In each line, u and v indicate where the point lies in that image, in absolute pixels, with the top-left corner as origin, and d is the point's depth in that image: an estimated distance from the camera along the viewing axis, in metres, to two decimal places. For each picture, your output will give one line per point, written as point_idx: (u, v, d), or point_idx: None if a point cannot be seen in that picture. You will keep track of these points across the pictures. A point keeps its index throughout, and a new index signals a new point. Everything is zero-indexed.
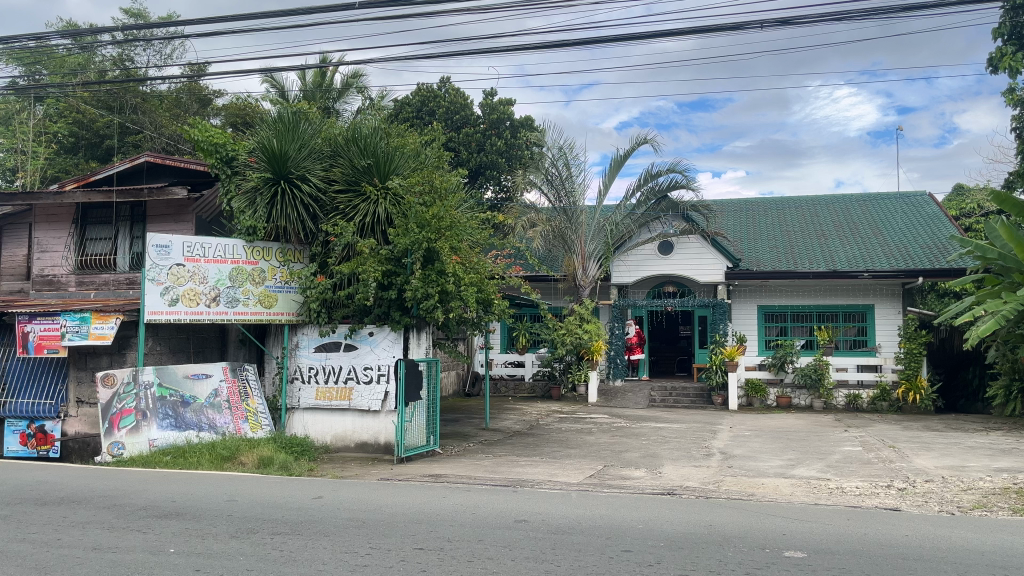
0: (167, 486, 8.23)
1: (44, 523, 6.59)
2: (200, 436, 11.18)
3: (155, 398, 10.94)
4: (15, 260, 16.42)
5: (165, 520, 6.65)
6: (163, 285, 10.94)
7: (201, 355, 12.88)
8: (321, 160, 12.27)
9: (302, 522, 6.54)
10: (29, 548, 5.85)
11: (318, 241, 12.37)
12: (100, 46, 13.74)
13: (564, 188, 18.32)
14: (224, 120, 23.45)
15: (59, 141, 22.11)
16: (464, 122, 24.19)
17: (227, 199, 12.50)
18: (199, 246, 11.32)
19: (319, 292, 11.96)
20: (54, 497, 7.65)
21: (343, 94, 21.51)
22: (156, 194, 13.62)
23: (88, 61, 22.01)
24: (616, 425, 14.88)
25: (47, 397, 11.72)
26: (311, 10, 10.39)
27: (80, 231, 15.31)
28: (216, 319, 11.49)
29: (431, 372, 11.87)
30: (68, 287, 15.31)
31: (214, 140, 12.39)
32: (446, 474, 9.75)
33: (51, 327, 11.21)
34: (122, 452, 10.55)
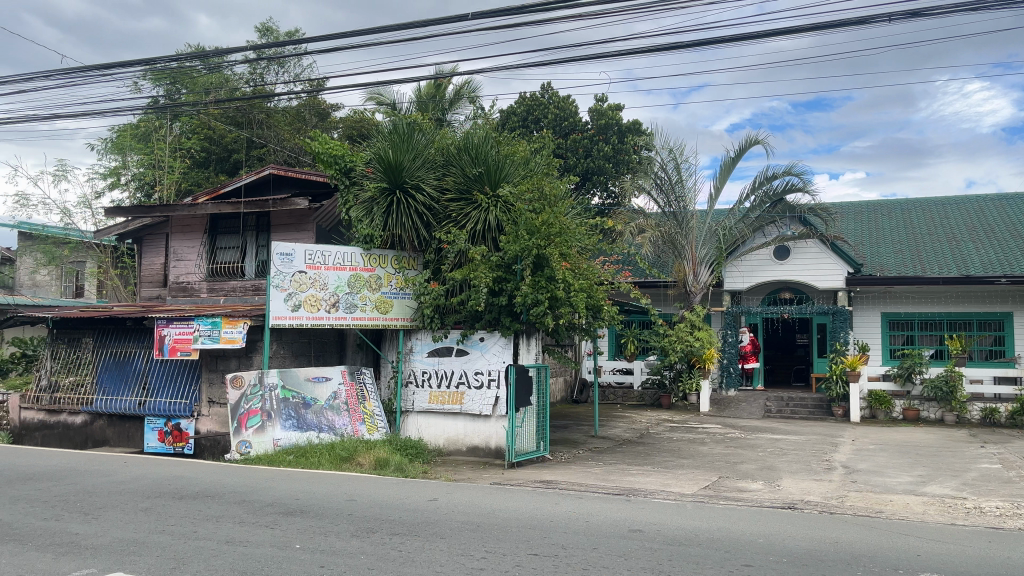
0: (291, 484, 8.60)
1: (181, 516, 7.02)
2: (321, 437, 11.62)
3: (279, 399, 11.45)
4: (153, 269, 17.61)
5: (290, 517, 6.95)
6: (287, 291, 11.45)
7: (321, 358, 13.41)
8: (434, 170, 12.55)
9: (419, 523, 6.69)
10: (168, 539, 6.23)
11: (431, 248, 12.64)
12: (231, 66, 14.56)
13: (674, 192, 17.96)
14: (342, 133, 24.36)
15: (192, 155, 23.62)
16: (572, 128, 24.20)
17: (346, 209, 12.95)
18: (319, 254, 11.79)
19: (432, 298, 12.25)
20: (190, 491, 8.13)
21: (454, 104, 21.95)
22: (280, 204, 14.27)
23: (219, 79, 23.39)
24: (730, 436, 14.49)
25: (182, 396, 12.50)
26: (426, 22, 10.67)
27: (211, 240, 16.24)
28: (335, 324, 11.93)
29: (541, 378, 11.87)
30: (200, 294, 16.25)
31: (333, 152, 12.90)
32: (557, 481, 9.75)
33: (185, 330, 11.91)
34: (250, 451, 11.08)
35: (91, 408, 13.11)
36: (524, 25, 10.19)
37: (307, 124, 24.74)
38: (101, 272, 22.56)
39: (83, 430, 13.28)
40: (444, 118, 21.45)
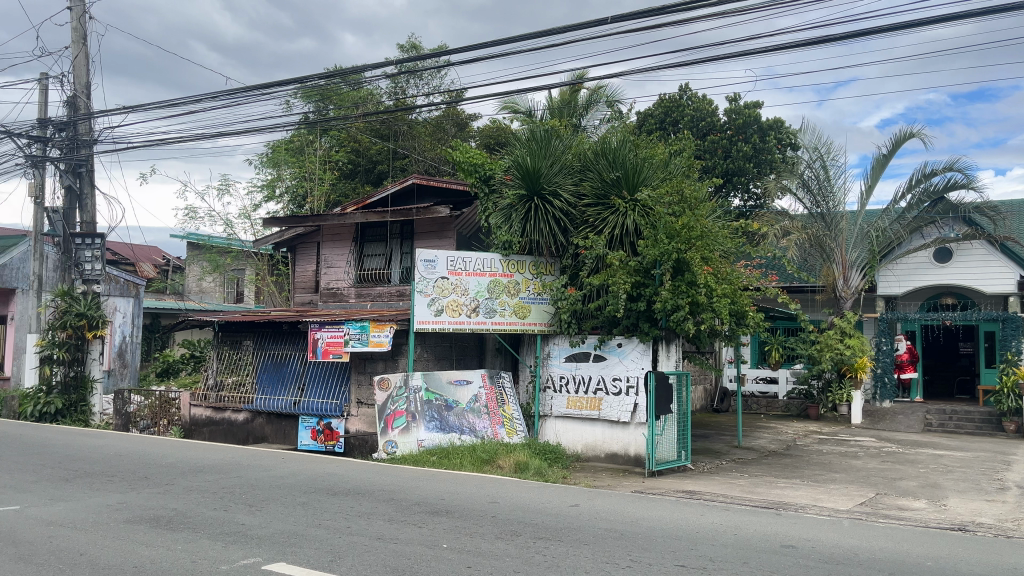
0: (436, 485, 8.84)
1: (336, 512, 7.36)
2: (462, 438, 11.86)
3: (423, 401, 11.80)
4: (306, 275, 18.61)
5: (437, 517, 7.13)
6: (430, 296, 11.80)
7: (462, 361, 13.72)
8: (571, 176, 12.55)
9: (562, 528, 6.70)
10: (326, 533, 6.54)
11: (569, 254, 12.62)
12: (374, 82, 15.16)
13: (822, 192, 17.09)
14: (479, 142, 24.88)
15: (340, 167, 24.79)
16: (710, 129, 23.60)
17: (486, 216, 13.18)
18: (461, 260, 12.06)
19: (570, 303, 12.24)
20: (343, 487, 8.52)
21: (589, 109, 21.92)
22: (422, 213, 14.73)
23: (364, 94, 24.49)
24: (887, 450, 13.61)
25: (333, 397, 13.16)
26: (565, 29, 10.71)
27: (358, 248, 16.97)
28: (476, 328, 12.18)
29: (682, 385, 11.59)
30: (349, 299, 17.00)
31: (473, 160, 13.07)
32: (701, 491, 9.50)
33: (337, 333, 12.54)
34: (396, 450, 11.40)
35: (252, 406, 13.99)
36: (664, 26, 10.00)
37: (447, 134, 25.40)
38: (259, 279, 24.10)
39: (245, 426, 14.15)
40: (579, 123, 21.43)
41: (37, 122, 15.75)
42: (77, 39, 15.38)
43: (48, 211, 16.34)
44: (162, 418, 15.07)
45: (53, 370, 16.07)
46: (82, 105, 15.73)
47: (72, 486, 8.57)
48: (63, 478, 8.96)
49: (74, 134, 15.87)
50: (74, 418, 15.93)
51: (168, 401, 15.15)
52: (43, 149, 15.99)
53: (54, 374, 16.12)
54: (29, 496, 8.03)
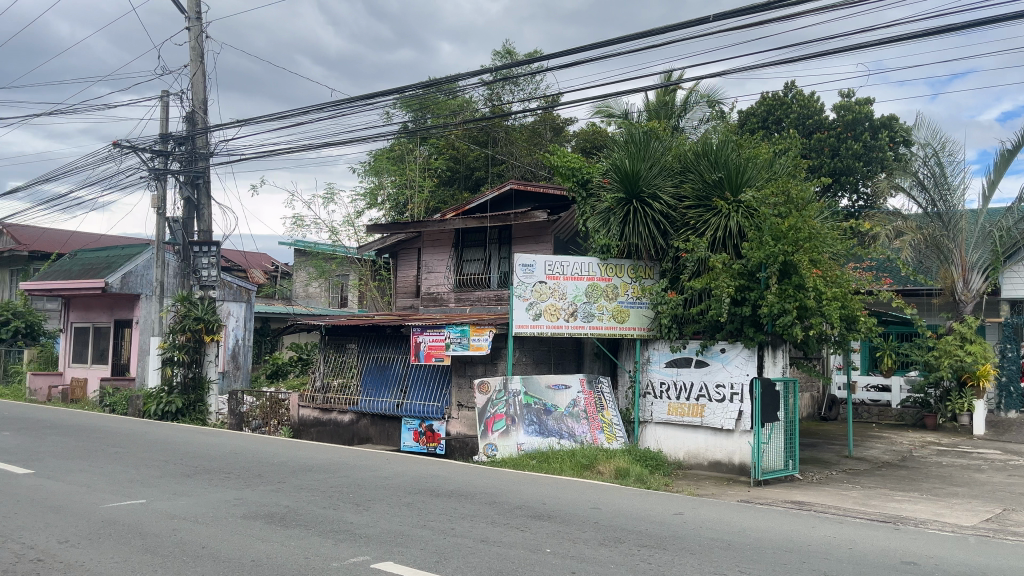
0: (537, 489, 8.85)
1: (440, 513, 7.46)
2: (562, 443, 11.83)
3: (522, 405, 11.85)
4: (408, 280, 19.03)
5: (539, 521, 7.13)
6: (528, 300, 11.85)
7: (561, 366, 13.70)
8: (671, 178, 12.35)
9: (666, 537, 6.57)
10: (430, 534, 6.63)
11: (669, 257, 12.42)
12: (470, 90, 15.35)
13: (939, 189, 16.13)
14: (576, 146, 24.85)
15: (439, 174, 25.25)
16: (817, 127, 22.83)
17: (583, 220, 13.11)
18: (559, 265, 12.05)
19: (670, 308, 12.03)
20: (445, 489, 8.63)
21: (688, 110, 21.52)
22: (521, 218, 14.82)
23: (462, 102, 24.85)
24: (1014, 463, 12.76)
25: (434, 399, 13.36)
26: (665, 29, 10.54)
27: (457, 253, 17.21)
28: (574, 333, 12.14)
29: (789, 392, 11.19)
30: (448, 303, 17.26)
31: (571, 165, 13.08)
32: (811, 502, 9.15)
33: (438, 337, 12.75)
34: (496, 453, 11.52)
35: (356, 408, 14.40)
36: (769, 22, 9.70)
37: (543, 139, 25.47)
38: (363, 284, 24.81)
39: (350, 427, 14.57)
40: (678, 125, 21.08)
41: (159, 137, 16.71)
42: (195, 57, 16.25)
43: (169, 221, 17.30)
44: (272, 419, 15.68)
45: (173, 371, 16.93)
46: (200, 119, 16.61)
47: (193, 481, 9.03)
48: (185, 474, 9.44)
49: (192, 148, 16.75)
50: (193, 417, 16.76)
51: (277, 403, 15.75)
52: (165, 162, 16.96)
53: (175, 374, 16.96)
54: (154, 490, 8.50)
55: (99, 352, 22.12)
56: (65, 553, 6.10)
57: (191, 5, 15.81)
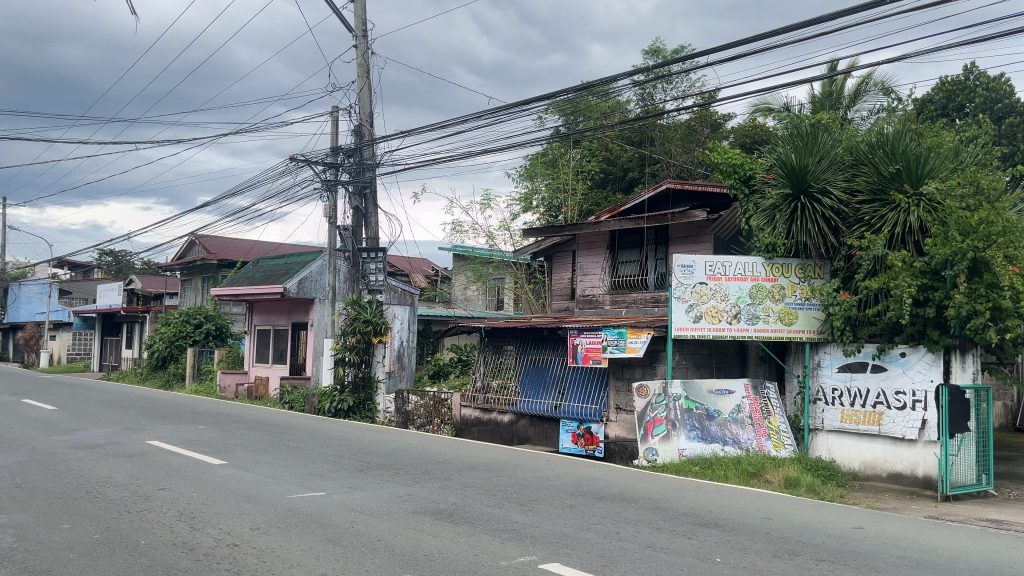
0: (703, 496, 8.63)
1: (603, 516, 7.42)
2: (726, 449, 11.44)
3: (683, 410, 11.58)
4: (562, 283, 19.14)
5: (706, 529, 6.93)
6: (688, 302, 11.66)
7: (723, 370, 13.35)
8: (843, 171, 11.69)
9: (846, 552, 6.20)
10: (595, 537, 6.62)
11: (840, 256, 11.73)
12: (622, 93, 15.22)
13: None
14: (734, 143, 24.10)
15: (592, 176, 25.22)
16: (1009, 111, 20.95)
17: (745, 219, 12.65)
18: (720, 265, 11.78)
19: (843, 309, 11.38)
20: (608, 492, 8.59)
21: (856, 99, 20.32)
22: (678, 218, 14.52)
23: (616, 104, 24.72)
24: None
25: (593, 401, 13.36)
26: (835, 15, 9.97)
27: (612, 255, 17.12)
28: (737, 335, 11.77)
29: (981, 400, 10.20)
30: (604, 305, 17.20)
31: (732, 161, 12.57)
32: (1009, 522, 8.34)
33: (595, 339, 12.71)
34: (656, 458, 11.32)
35: (515, 409, 14.62)
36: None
37: (700, 137, 24.81)
38: (518, 287, 25.18)
39: (510, 428, 14.79)
40: (846, 116, 19.92)
41: (330, 150, 17.76)
42: (362, 73, 17.12)
43: (339, 229, 18.34)
44: (435, 417, 16.12)
45: (345, 371, 17.92)
46: (367, 132, 17.48)
47: (367, 476, 9.51)
48: (359, 469, 9.95)
49: (359, 159, 17.66)
50: (363, 415, 17.64)
51: (439, 402, 16.20)
52: (335, 173, 17.99)
53: (346, 373, 17.89)
54: (332, 483, 9.03)
55: (278, 352, 23.78)
56: (257, 539, 6.59)
57: (358, 24, 16.68)
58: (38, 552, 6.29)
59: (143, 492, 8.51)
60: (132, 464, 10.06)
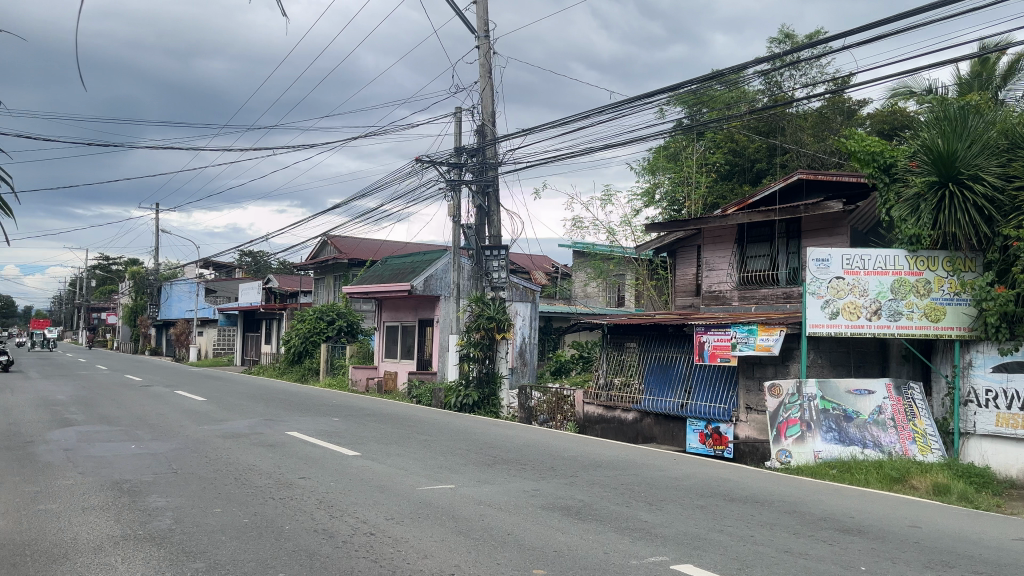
0: (842, 500, 8.23)
1: (736, 518, 7.20)
2: (866, 453, 10.85)
3: (819, 410, 11.10)
4: (687, 278, 18.78)
5: (848, 535, 6.60)
6: (824, 298, 11.26)
7: (862, 368, 12.75)
8: (997, 157, 10.84)
9: (1008, 566, 5.74)
10: (729, 540, 6.42)
11: (995, 247, 10.75)
12: (751, 82, 14.72)
13: None
14: (870, 129, 22.89)
15: (717, 169, 24.59)
16: None
17: (885, 209, 11.94)
18: (858, 258, 11.33)
19: (999, 305, 10.49)
20: (740, 494, 8.32)
21: (1010, 78, 18.84)
22: (812, 209, 13.88)
23: (741, 93, 23.97)
24: None
25: (721, 401, 13.00)
26: None
27: (741, 249, 16.61)
28: (879, 333, 11.28)
29: None
30: (732, 301, 16.72)
31: (871, 149, 12.04)
32: None
33: (723, 336, 12.37)
34: (790, 460, 10.90)
35: (639, 406, 14.32)
36: None
37: (833, 124, 23.70)
38: (641, 283, 24.89)
39: (634, 425, 14.50)
40: (997, 96, 18.51)
41: (454, 150, 18.11)
42: (485, 74, 17.37)
43: (464, 227, 18.69)
44: (557, 414, 15.94)
45: (470, 367, 18.34)
46: (490, 132, 17.71)
47: (494, 470, 9.64)
48: (486, 463, 10.10)
49: (482, 159, 17.91)
50: (487, 410, 17.87)
51: (562, 398, 16.03)
52: (459, 173, 18.34)
53: (471, 369, 18.37)
54: (462, 476, 9.20)
55: (406, 348, 24.50)
56: (393, 529, 6.80)
57: (480, 24, 16.91)
58: (194, 533, 6.73)
59: (285, 480, 8.96)
60: (274, 453, 10.61)
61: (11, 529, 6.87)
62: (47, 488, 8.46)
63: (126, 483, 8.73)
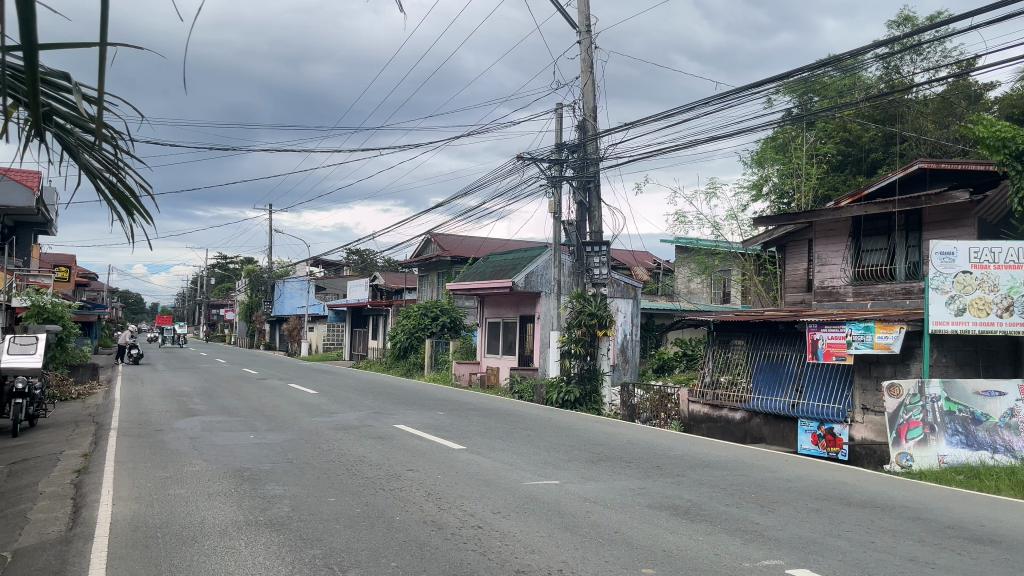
0: (971, 508, 7.74)
1: (854, 524, 6.89)
2: (996, 459, 10.29)
3: (943, 412, 10.49)
4: (797, 274, 18.16)
5: (979, 545, 6.21)
6: (949, 293, 10.62)
7: (991, 368, 12.01)
8: None
9: None
10: (848, 546, 6.15)
11: None
12: (868, 67, 14.03)
13: None
14: (999, 114, 21.45)
15: (829, 160, 23.65)
16: None
17: (1017, 199, 11.14)
18: (987, 252, 10.64)
19: None
20: (858, 498, 7.97)
21: None
22: (934, 200, 13.16)
23: (856, 80, 22.90)
24: None
25: (835, 401, 12.56)
26: None
27: (856, 243, 15.92)
28: (1011, 331, 10.50)
29: None
30: (846, 298, 16.04)
31: (1001, 135, 11.25)
32: None
33: (837, 334, 11.90)
34: (911, 464, 10.34)
35: (748, 406, 13.78)
36: None
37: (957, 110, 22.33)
38: (747, 279, 24.21)
39: (742, 425, 13.89)
40: None
41: (555, 147, 18.10)
42: (586, 69, 17.26)
43: (564, 223, 18.63)
44: (661, 412, 15.68)
45: (571, 363, 18.16)
46: (591, 127, 17.56)
47: (599, 467, 9.59)
48: (590, 460, 10.05)
49: (584, 155, 17.82)
50: (588, 407, 17.78)
51: (665, 397, 15.78)
52: (560, 170, 18.31)
53: (573, 366, 18.25)
54: (566, 472, 9.19)
55: (507, 344, 24.67)
56: (500, 523, 6.85)
57: (581, 19, 16.83)
58: (310, 521, 6.98)
59: (394, 472, 9.18)
60: (383, 446, 10.89)
61: (144, 512, 7.31)
62: (175, 474, 8.95)
63: (246, 471, 9.15)
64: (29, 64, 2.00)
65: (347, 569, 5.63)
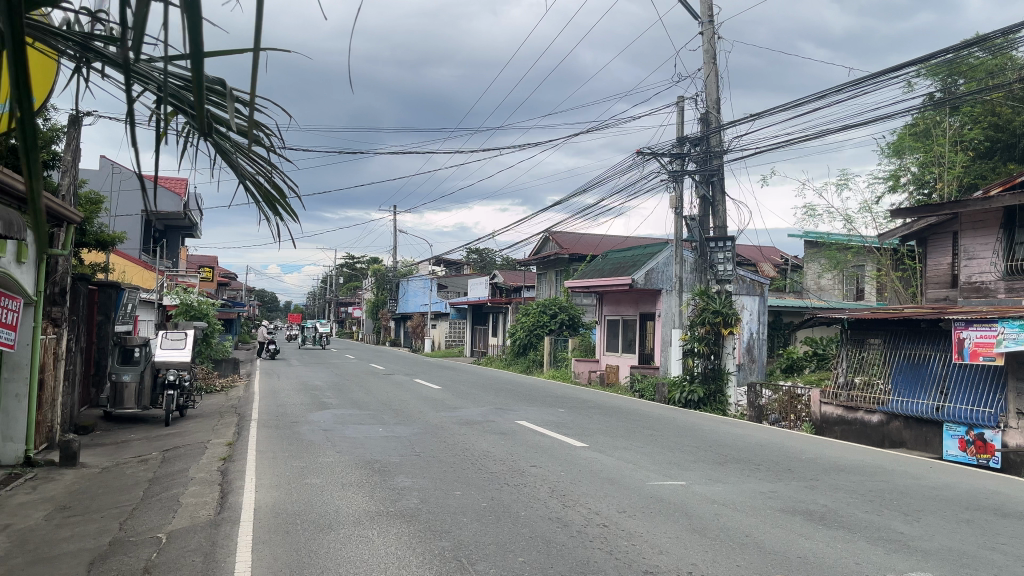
0: None
1: (1010, 536, 6.39)
2: None
3: None
4: (940, 269, 17.10)
5: None
6: None
7: None
8: None
9: None
10: (1004, 559, 5.71)
11: None
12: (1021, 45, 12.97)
13: None
14: None
15: (975, 146, 22.11)
16: None
17: None
18: None
19: None
20: (1013, 509, 7.39)
21: None
22: None
23: (1006, 59, 21.27)
24: None
25: (986, 405, 11.47)
26: None
27: (1008, 235, 14.81)
28: None
29: None
30: (997, 294, 14.97)
31: None
32: None
33: (987, 333, 11.11)
34: None
35: (887, 408, 13.07)
36: None
37: None
38: (883, 275, 22.95)
39: (880, 429, 13.19)
40: None
41: (677, 141, 17.74)
42: (709, 60, 16.83)
43: (686, 218, 18.25)
44: (791, 413, 15.11)
45: (695, 362, 17.86)
46: (714, 119, 17.12)
47: (727, 469, 9.32)
48: (717, 461, 9.79)
49: (707, 148, 17.39)
50: (713, 407, 17.34)
51: (795, 397, 15.18)
52: (682, 164, 17.95)
53: (696, 365, 17.85)
54: (692, 473, 8.98)
55: (627, 342, 24.44)
56: (625, 523, 6.77)
57: (704, 9, 16.42)
58: (439, 514, 7.13)
59: (519, 468, 9.25)
60: (506, 441, 11.01)
61: (285, 499, 7.69)
62: (312, 464, 9.37)
63: (377, 463, 9.48)
64: (196, 72, 2.09)
65: (476, 562, 5.71)
